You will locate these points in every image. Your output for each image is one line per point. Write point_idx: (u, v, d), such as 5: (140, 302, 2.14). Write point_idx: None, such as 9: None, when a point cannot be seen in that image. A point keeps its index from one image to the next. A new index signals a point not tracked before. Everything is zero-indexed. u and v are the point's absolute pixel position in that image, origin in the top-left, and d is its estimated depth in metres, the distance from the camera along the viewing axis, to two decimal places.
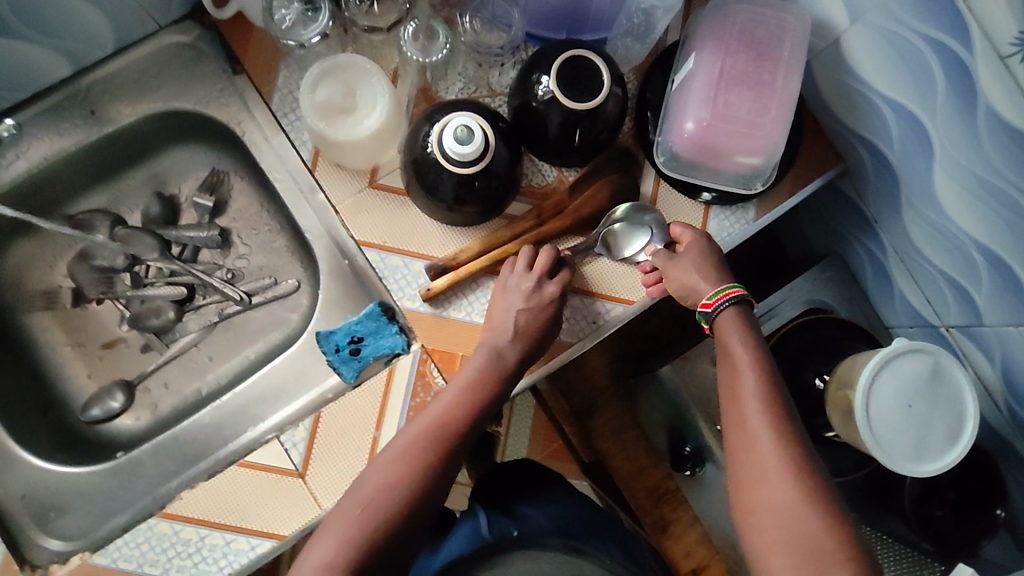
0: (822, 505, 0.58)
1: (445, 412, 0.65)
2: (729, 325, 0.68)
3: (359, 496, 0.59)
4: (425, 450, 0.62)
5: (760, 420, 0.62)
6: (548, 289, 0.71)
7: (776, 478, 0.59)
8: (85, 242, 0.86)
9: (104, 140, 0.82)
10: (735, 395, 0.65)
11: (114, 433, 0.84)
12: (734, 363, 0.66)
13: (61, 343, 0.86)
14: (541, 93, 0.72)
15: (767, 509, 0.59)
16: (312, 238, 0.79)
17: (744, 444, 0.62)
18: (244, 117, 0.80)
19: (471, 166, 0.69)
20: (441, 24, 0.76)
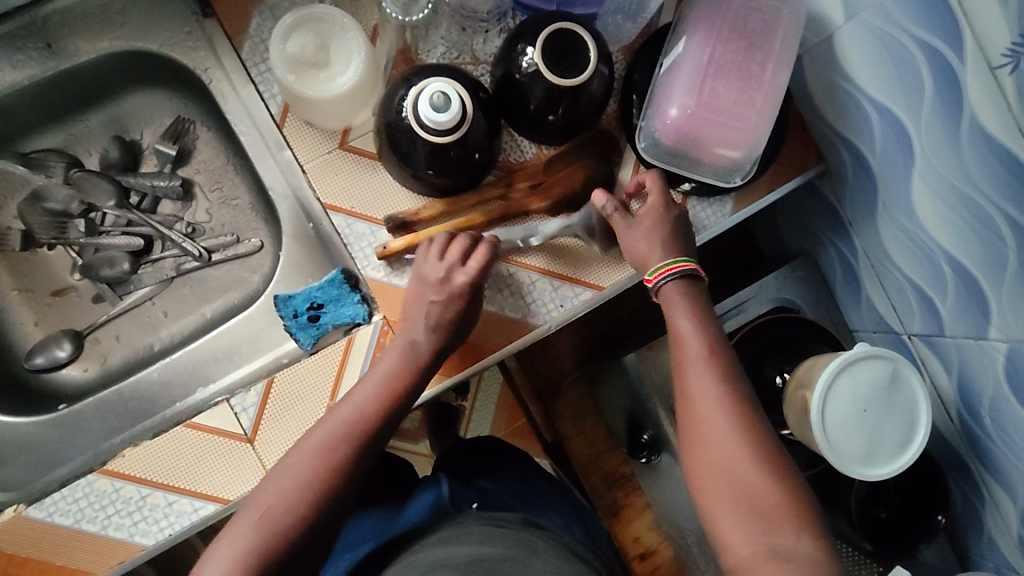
0: (772, 461, 0.60)
1: (357, 409, 0.64)
2: (675, 301, 0.67)
3: (297, 458, 0.61)
4: (345, 433, 0.62)
5: (712, 401, 0.62)
6: (458, 280, 0.68)
7: (727, 442, 0.60)
8: (38, 183, 0.82)
9: (62, 76, 0.78)
10: (680, 369, 0.66)
11: (61, 383, 0.81)
12: (678, 337, 0.66)
13: (8, 287, 0.83)
14: (524, 66, 0.69)
15: (715, 472, 0.60)
16: (276, 197, 0.77)
17: (691, 417, 0.63)
18: (212, 63, 0.76)
19: (447, 135, 0.66)
20: None
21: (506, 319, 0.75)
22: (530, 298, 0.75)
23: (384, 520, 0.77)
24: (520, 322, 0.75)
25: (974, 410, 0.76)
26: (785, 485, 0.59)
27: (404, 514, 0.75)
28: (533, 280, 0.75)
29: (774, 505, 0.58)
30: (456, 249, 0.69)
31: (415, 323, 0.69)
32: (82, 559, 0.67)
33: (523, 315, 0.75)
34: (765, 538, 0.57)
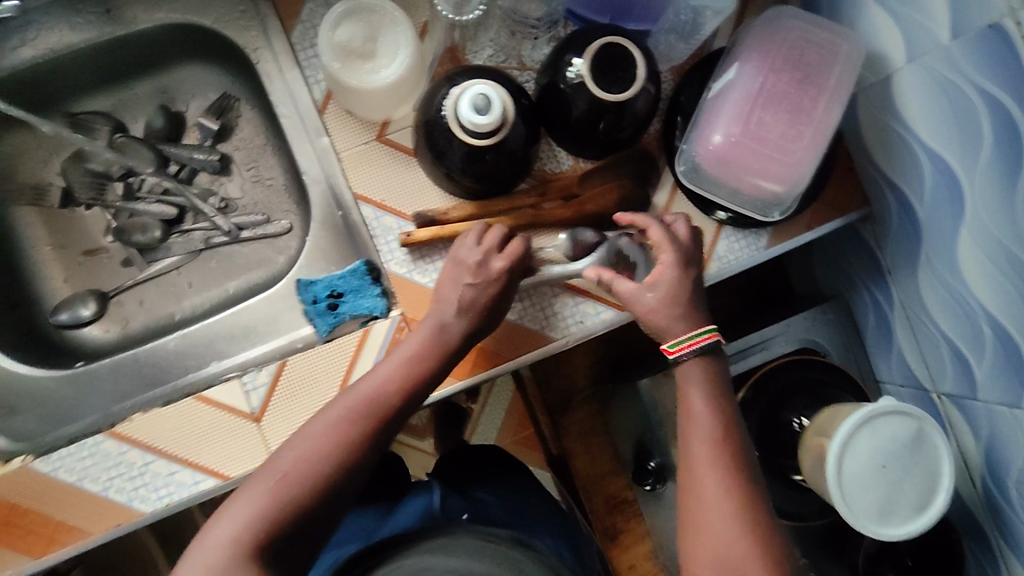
0: (771, 552, 0.58)
1: (375, 388, 0.63)
2: (689, 375, 0.65)
3: (301, 449, 0.59)
4: (346, 428, 0.61)
5: (709, 473, 0.61)
6: (494, 265, 0.66)
7: (727, 528, 0.59)
8: (82, 144, 0.84)
9: (116, 42, 0.79)
10: (686, 441, 0.64)
11: (82, 342, 0.82)
12: (691, 407, 0.64)
13: (43, 243, 0.84)
14: (570, 76, 0.69)
15: (708, 556, 0.59)
16: (309, 182, 0.76)
17: (691, 496, 0.61)
18: (262, 44, 0.76)
19: (486, 138, 0.66)
20: None
21: (524, 329, 0.74)
22: (551, 311, 0.74)
23: (373, 519, 0.77)
24: (536, 334, 0.74)
25: (1000, 481, 0.73)
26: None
27: (394, 515, 0.75)
28: (556, 293, 0.74)
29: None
30: (477, 237, 0.68)
31: (438, 310, 0.67)
32: (80, 518, 0.68)
33: (541, 327, 0.74)
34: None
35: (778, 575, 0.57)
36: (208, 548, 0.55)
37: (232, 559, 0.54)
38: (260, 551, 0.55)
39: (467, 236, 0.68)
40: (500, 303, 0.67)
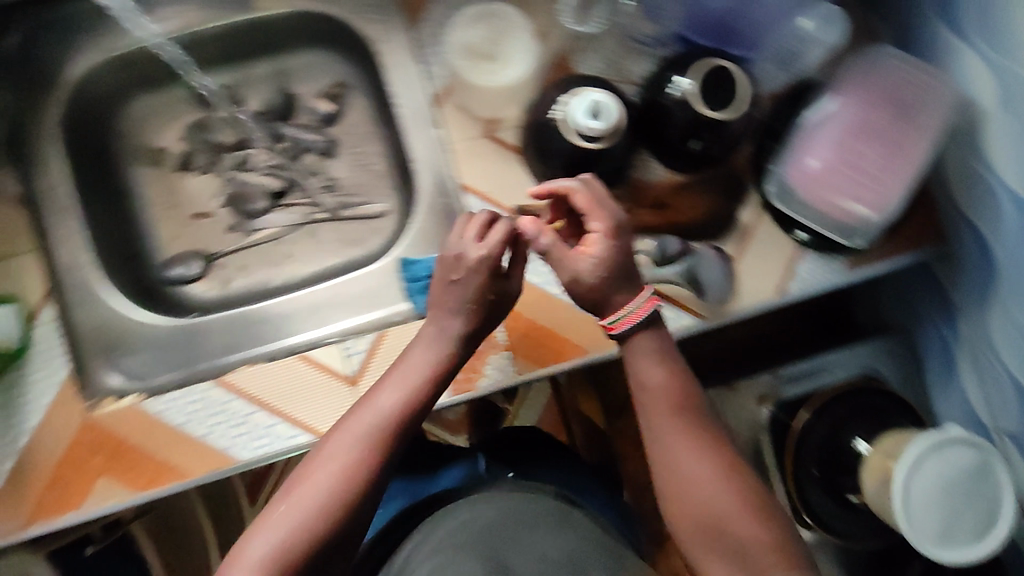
0: (758, 507, 0.60)
1: (384, 411, 0.64)
2: (643, 345, 0.65)
3: (319, 476, 0.60)
4: (361, 449, 0.62)
5: (686, 445, 0.62)
6: (473, 255, 0.66)
7: (714, 493, 0.61)
8: (201, 116, 0.90)
9: (251, 24, 0.85)
10: (650, 416, 0.64)
11: (186, 297, 0.87)
12: (642, 380, 0.65)
13: (156, 202, 0.88)
14: (673, 91, 0.74)
15: (699, 522, 0.60)
16: (419, 169, 0.81)
17: (673, 470, 0.62)
18: (389, 38, 0.81)
19: (591, 141, 0.70)
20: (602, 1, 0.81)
21: None
22: None
23: (414, 479, 0.81)
24: None
25: None
26: (773, 529, 0.60)
27: (438, 476, 0.80)
28: None
29: (760, 553, 0.58)
30: (475, 231, 0.67)
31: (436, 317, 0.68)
32: (182, 459, 0.73)
33: None
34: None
35: (765, 513, 0.60)
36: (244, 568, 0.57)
37: None
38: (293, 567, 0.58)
39: (465, 229, 0.67)
40: (494, 301, 0.68)
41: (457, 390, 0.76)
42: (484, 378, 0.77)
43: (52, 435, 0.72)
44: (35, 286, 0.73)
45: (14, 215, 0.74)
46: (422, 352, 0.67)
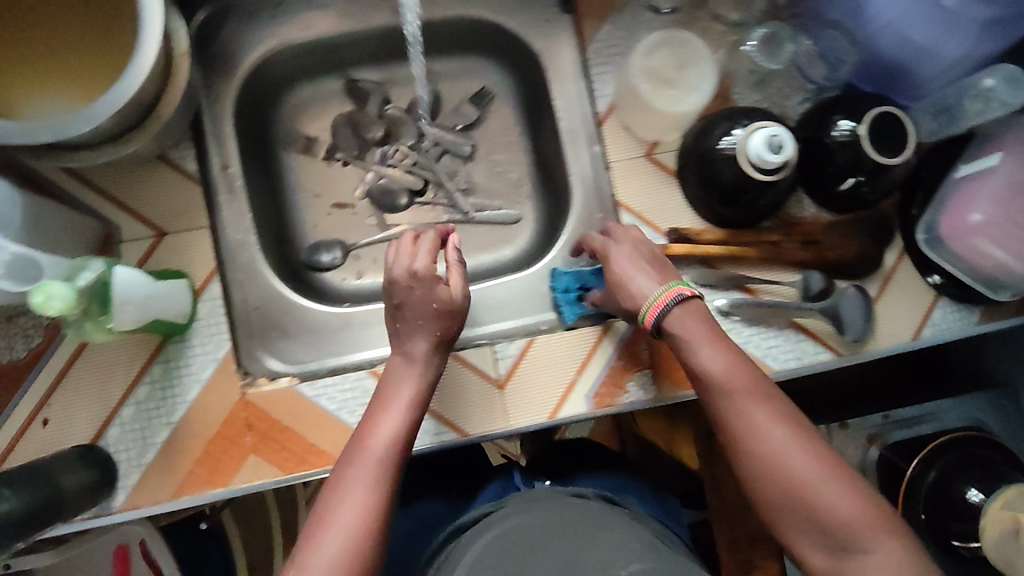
0: (842, 475, 0.57)
1: (386, 445, 0.62)
2: (694, 318, 0.65)
3: (345, 517, 0.57)
4: (378, 480, 0.59)
5: (779, 435, 0.58)
6: (422, 267, 0.72)
7: (794, 464, 0.57)
8: (351, 109, 0.91)
9: (418, 26, 0.85)
10: (728, 408, 0.61)
11: (324, 284, 0.88)
12: (714, 373, 0.62)
13: (303, 188, 0.90)
14: (836, 133, 0.75)
15: (781, 496, 0.57)
16: (574, 183, 0.83)
17: (754, 451, 0.59)
18: (558, 54, 0.83)
19: (764, 173, 0.72)
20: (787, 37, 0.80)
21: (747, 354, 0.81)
22: (776, 343, 0.81)
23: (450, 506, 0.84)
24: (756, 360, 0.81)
25: None
26: (860, 495, 0.56)
27: (476, 500, 0.83)
28: (784, 327, 0.82)
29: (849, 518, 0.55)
30: (428, 249, 0.74)
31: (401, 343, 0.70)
32: (329, 445, 0.74)
33: (762, 355, 0.81)
34: (842, 553, 0.55)
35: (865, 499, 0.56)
36: None
37: None
38: None
39: (410, 254, 0.73)
40: (440, 316, 0.71)
41: (597, 402, 0.79)
42: (625, 395, 0.80)
43: (210, 408, 0.74)
44: (204, 262, 0.74)
45: (191, 194, 0.74)
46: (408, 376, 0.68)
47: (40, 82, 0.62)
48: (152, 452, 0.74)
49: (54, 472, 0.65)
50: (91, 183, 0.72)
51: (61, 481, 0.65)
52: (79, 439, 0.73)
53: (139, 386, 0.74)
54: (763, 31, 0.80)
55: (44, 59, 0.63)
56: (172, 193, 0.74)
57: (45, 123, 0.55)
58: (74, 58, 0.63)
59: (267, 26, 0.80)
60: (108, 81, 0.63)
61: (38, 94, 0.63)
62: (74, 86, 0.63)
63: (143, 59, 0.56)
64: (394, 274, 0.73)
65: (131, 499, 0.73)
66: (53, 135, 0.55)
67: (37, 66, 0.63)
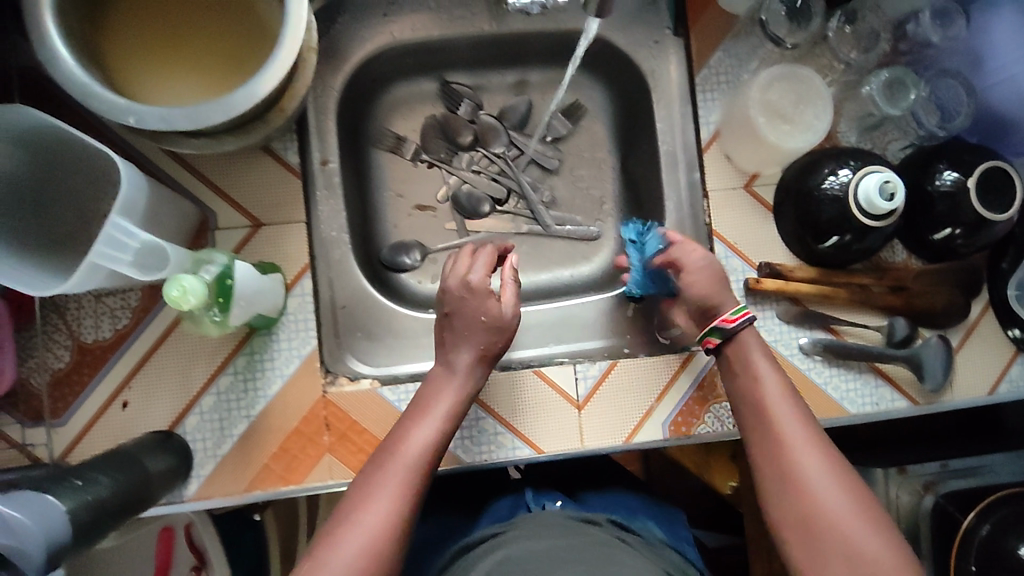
0: (869, 512, 0.56)
1: (419, 451, 0.62)
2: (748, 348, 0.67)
3: (363, 519, 0.56)
4: (406, 486, 0.59)
5: (814, 468, 0.58)
6: (475, 277, 0.70)
7: (821, 487, 0.57)
8: (442, 112, 0.88)
9: (521, 35, 0.84)
10: (767, 421, 0.62)
11: (400, 286, 0.85)
12: (761, 383, 0.65)
13: (386, 187, 0.87)
14: (940, 182, 0.73)
15: (799, 517, 0.57)
16: (668, 208, 0.82)
17: (786, 465, 0.59)
18: (664, 77, 0.81)
19: (871, 219, 0.71)
20: (913, 82, 0.76)
21: (824, 394, 0.81)
22: (854, 386, 0.81)
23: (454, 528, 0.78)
24: (834, 402, 0.81)
25: None
26: (880, 532, 0.55)
27: (482, 519, 0.77)
28: (863, 370, 0.81)
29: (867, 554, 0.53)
30: (478, 259, 0.72)
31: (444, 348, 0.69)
32: None
33: (840, 398, 0.81)
34: None
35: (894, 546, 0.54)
36: None
37: None
38: None
39: (465, 261, 0.72)
40: (485, 325, 0.69)
41: (674, 430, 0.77)
42: (703, 425, 0.78)
43: (291, 404, 0.73)
44: (298, 257, 0.73)
45: (292, 187, 0.74)
46: (448, 387, 0.67)
47: (169, 74, 0.60)
48: (229, 444, 0.72)
49: (140, 455, 0.64)
50: (192, 168, 0.71)
51: (148, 464, 0.64)
52: (156, 425, 0.71)
53: (221, 376, 0.72)
54: (885, 75, 0.76)
55: (176, 50, 0.61)
56: (272, 184, 0.73)
57: (185, 110, 0.55)
58: (205, 53, 0.61)
59: (378, 23, 0.80)
60: (235, 81, 0.61)
61: (164, 85, 0.60)
62: (201, 83, 0.61)
63: (283, 54, 0.56)
64: (448, 284, 0.71)
65: (204, 489, 0.71)
66: (190, 122, 0.55)
67: (169, 58, 0.61)
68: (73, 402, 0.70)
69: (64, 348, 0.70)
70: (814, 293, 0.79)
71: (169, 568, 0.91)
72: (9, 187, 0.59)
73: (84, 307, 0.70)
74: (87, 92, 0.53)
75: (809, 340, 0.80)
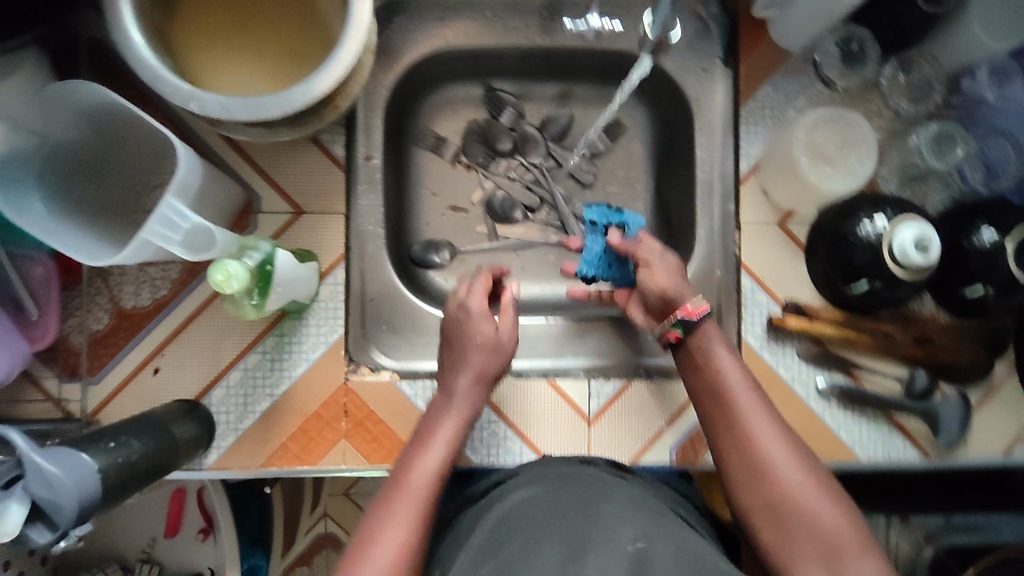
0: (833, 491, 0.56)
1: (426, 475, 0.62)
2: (711, 336, 0.65)
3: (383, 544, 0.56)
4: (420, 503, 0.60)
5: (774, 443, 0.58)
6: (472, 302, 0.71)
7: (783, 470, 0.57)
8: (485, 117, 0.90)
9: (571, 51, 0.85)
10: (727, 408, 0.61)
11: (427, 283, 0.87)
12: (720, 371, 0.63)
13: (423, 185, 0.89)
14: (976, 239, 0.72)
15: (765, 504, 0.56)
16: (698, 235, 0.83)
17: (748, 452, 0.59)
18: (709, 106, 0.82)
19: (902, 269, 0.70)
20: (961, 137, 0.76)
21: (835, 437, 0.81)
22: (867, 433, 0.81)
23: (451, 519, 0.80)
24: (845, 445, 0.81)
25: None
26: (842, 509, 0.55)
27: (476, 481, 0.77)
28: (877, 417, 0.81)
29: (834, 533, 0.53)
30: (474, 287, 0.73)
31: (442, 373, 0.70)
32: None
33: (851, 442, 0.81)
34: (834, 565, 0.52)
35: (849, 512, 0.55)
36: None
37: None
38: None
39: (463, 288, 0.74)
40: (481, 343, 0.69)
41: (681, 456, 0.78)
42: (710, 454, 0.78)
43: (313, 388, 0.76)
44: (334, 247, 0.76)
45: (335, 179, 0.76)
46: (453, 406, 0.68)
47: (232, 64, 0.63)
48: (251, 419, 0.75)
49: (169, 423, 0.67)
50: (241, 151, 0.74)
51: (176, 432, 0.67)
52: (184, 394, 0.74)
53: (250, 353, 0.75)
54: (933, 127, 0.76)
55: (241, 43, 0.63)
56: (317, 174, 0.76)
57: (244, 101, 0.57)
58: (268, 47, 0.63)
59: (433, 27, 0.81)
60: (293, 78, 0.63)
61: (226, 74, 0.63)
62: (262, 76, 0.63)
63: (343, 56, 0.58)
64: (448, 309, 0.73)
65: (222, 460, 0.74)
66: (248, 114, 0.57)
67: (234, 49, 0.63)
68: (108, 363, 0.73)
69: (104, 312, 0.73)
70: (835, 336, 0.79)
71: (179, 526, 0.95)
72: (73, 157, 0.62)
73: (127, 274, 0.73)
74: (155, 77, 0.56)
75: (825, 379, 0.81)
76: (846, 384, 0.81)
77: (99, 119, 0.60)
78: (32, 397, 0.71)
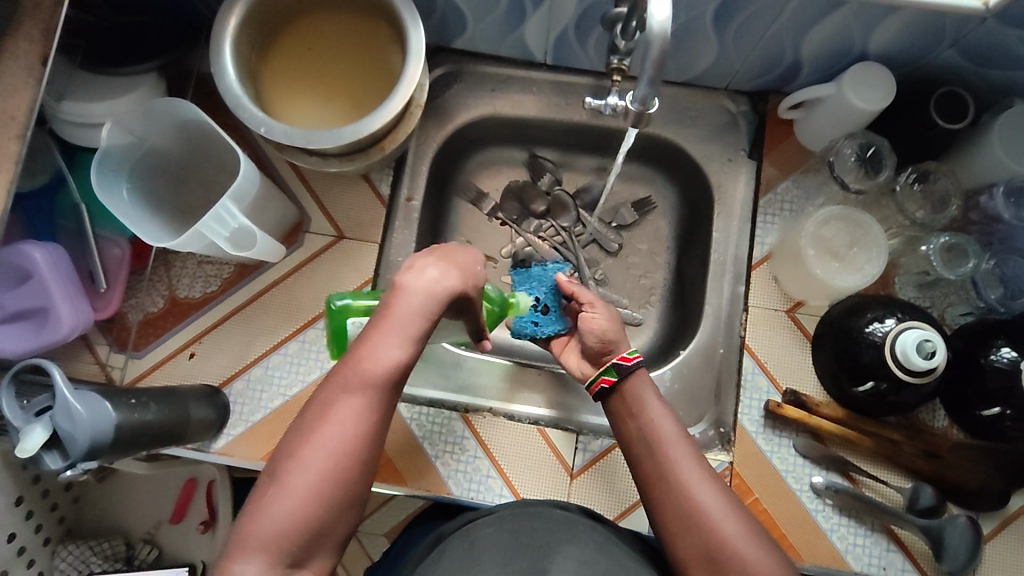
0: (764, 537, 0.57)
1: (381, 356, 0.54)
2: (641, 382, 0.67)
3: (330, 437, 0.52)
4: (374, 398, 0.54)
5: (707, 489, 0.58)
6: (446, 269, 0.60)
7: (719, 520, 0.57)
8: (524, 179, 0.98)
9: (610, 130, 0.93)
10: (659, 458, 0.61)
11: None
12: (652, 423, 0.63)
13: (459, 231, 0.96)
14: (995, 358, 0.71)
15: (704, 559, 0.56)
16: (707, 313, 0.85)
17: (684, 505, 0.58)
18: (732, 193, 0.86)
19: (906, 373, 0.70)
20: (976, 250, 0.77)
21: (828, 542, 0.77)
22: (863, 542, 0.77)
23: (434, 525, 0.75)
24: (837, 553, 0.76)
25: None
26: (779, 559, 0.56)
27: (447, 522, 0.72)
28: (875, 528, 0.77)
29: None
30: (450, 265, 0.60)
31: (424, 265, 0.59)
32: (407, 468, 0.79)
33: (845, 549, 0.77)
34: None
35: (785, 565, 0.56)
36: (280, 508, 0.51)
37: (299, 522, 0.51)
38: (323, 506, 0.52)
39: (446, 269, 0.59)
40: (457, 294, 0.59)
41: None
42: None
43: None
44: (365, 271, 0.84)
45: (377, 212, 0.86)
46: (403, 308, 0.56)
47: (304, 103, 0.74)
48: (261, 413, 0.81)
49: (188, 401, 0.74)
50: (304, 178, 0.85)
51: (192, 410, 0.74)
52: (209, 380, 0.81)
53: (273, 354, 0.82)
54: (946, 239, 0.77)
55: (313, 88, 0.75)
56: (361, 205, 0.86)
57: (303, 133, 0.68)
58: (335, 93, 0.74)
59: (486, 95, 0.91)
60: (348, 121, 0.74)
61: (297, 111, 0.74)
62: (325, 116, 0.74)
63: (392, 103, 0.68)
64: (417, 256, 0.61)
65: (228, 447, 0.80)
66: (303, 142, 0.68)
67: (307, 91, 0.75)
68: (153, 341, 0.82)
69: (161, 296, 0.83)
70: (836, 432, 0.78)
71: (184, 515, 1.01)
72: (162, 160, 0.74)
73: (186, 267, 0.84)
74: (237, 104, 0.67)
75: (823, 477, 0.78)
76: (843, 487, 0.77)
77: (189, 132, 0.73)
78: (85, 359, 0.81)
